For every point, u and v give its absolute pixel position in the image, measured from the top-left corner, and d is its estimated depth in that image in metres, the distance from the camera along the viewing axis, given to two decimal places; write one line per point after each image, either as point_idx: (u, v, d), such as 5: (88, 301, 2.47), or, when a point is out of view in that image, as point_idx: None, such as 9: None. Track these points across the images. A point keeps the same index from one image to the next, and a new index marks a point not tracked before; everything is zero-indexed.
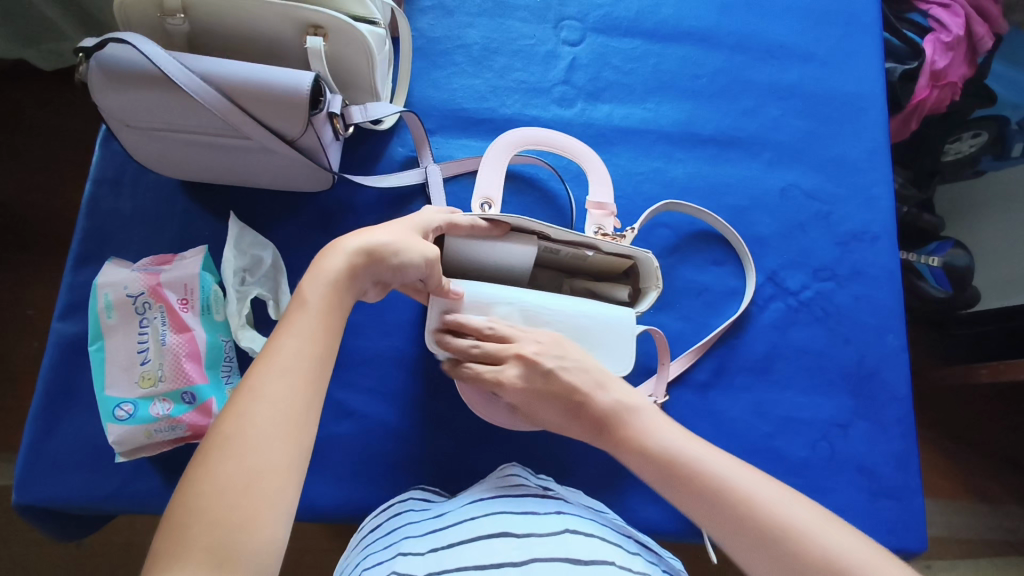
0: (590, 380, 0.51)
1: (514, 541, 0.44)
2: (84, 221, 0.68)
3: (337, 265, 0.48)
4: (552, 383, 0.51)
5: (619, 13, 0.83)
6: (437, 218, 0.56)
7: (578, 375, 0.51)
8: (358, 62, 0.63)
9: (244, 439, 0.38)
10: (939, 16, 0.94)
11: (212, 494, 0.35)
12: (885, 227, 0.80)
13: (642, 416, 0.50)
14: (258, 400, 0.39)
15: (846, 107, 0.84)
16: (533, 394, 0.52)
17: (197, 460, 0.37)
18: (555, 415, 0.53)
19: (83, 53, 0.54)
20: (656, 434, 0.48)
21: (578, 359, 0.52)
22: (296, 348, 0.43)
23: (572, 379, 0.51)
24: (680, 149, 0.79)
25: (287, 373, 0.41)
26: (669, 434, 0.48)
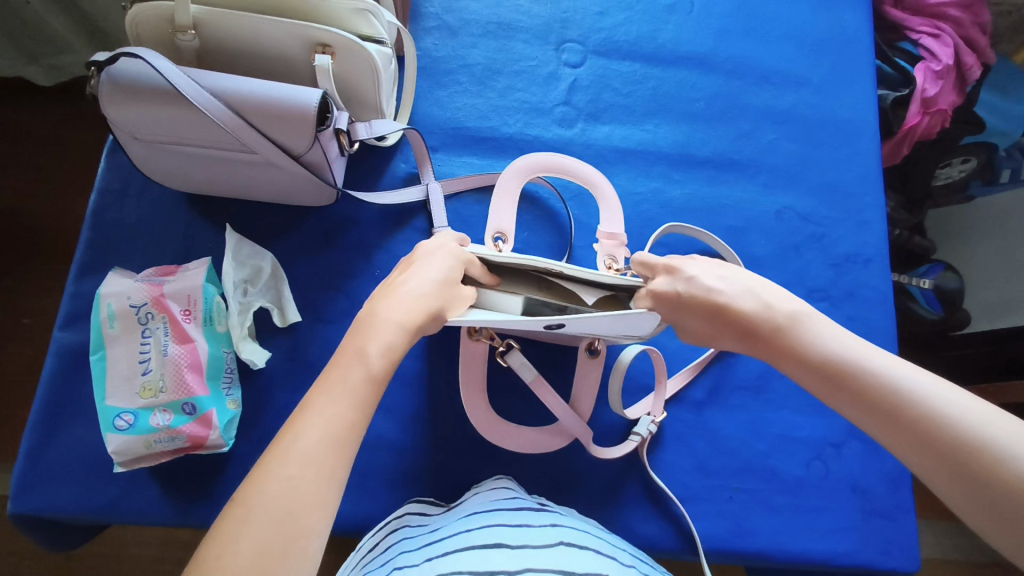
0: (738, 287, 0.55)
1: (507, 551, 0.44)
2: (88, 232, 0.69)
3: (396, 338, 0.47)
4: (693, 289, 0.56)
5: (619, 36, 0.85)
6: (464, 257, 0.57)
7: (722, 284, 0.55)
8: (365, 80, 0.64)
9: (283, 498, 0.37)
10: (928, 45, 0.96)
11: (251, 550, 0.35)
12: (877, 249, 0.82)
13: (806, 326, 0.52)
14: (299, 461, 0.39)
15: (840, 131, 0.86)
16: (676, 301, 0.57)
17: (238, 513, 0.36)
18: (699, 325, 0.56)
19: (96, 67, 0.56)
20: (818, 338, 0.50)
21: (722, 273, 0.56)
22: (338, 413, 0.41)
23: (706, 287, 0.56)
24: (677, 171, 0.80)
25: (329, 435, 0.40)
26: (839, 340, 0.50)
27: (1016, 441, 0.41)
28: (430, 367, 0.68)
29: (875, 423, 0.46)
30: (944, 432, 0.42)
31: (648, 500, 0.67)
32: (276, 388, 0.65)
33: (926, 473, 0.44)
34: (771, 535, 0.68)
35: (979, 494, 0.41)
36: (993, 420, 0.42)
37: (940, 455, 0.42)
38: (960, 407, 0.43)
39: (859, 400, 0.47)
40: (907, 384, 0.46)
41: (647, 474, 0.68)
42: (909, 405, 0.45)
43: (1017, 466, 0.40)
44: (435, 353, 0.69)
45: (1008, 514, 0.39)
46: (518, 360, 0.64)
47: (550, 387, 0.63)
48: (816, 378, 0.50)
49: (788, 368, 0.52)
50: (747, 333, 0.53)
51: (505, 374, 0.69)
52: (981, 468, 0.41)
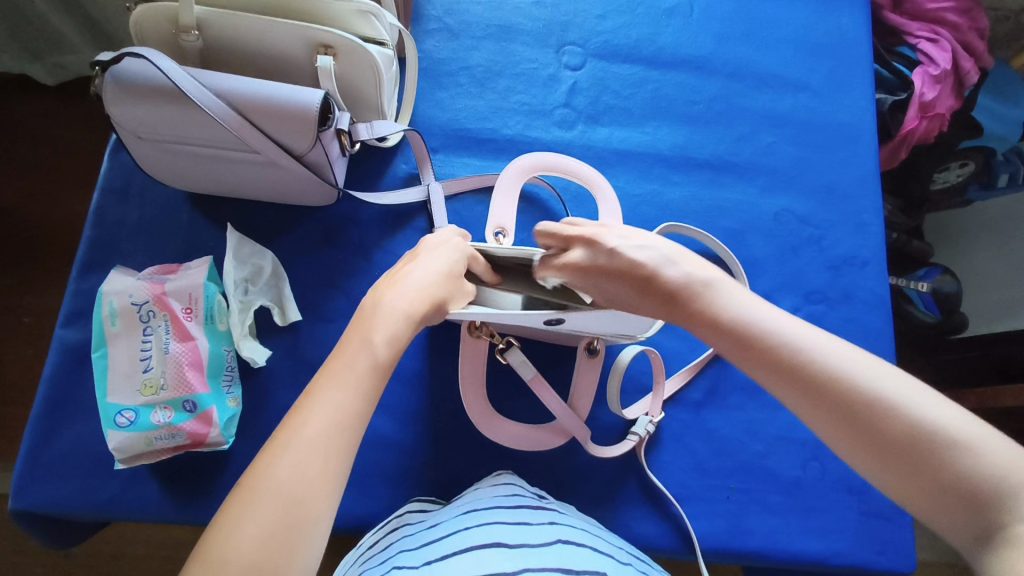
0: (655, 256, 0.53)
1: (505, 550, 0.45)
2: (91, 231, 0.69)
3: (398, 329, 0.47)
4: (617, 260, 0.54)
5: (619, 39, 0.85)
6: (466, 250, 0.57)
7: (639, 254, 0.53)
8: (366, 80, 0.64)
9: (286, 484, 0.37)
10: (926, 50, 0.96)
11: (255, 535, 0.35)
12: (874, 252, 0.82)
13: (716, 291, 0.50)
14: (306, 447, 0.39)
15: (838, 135, 0.86)
16: (599, 267, 0.54)
17: (244, 497, 0.37)
18: (618, 294, 0.54)
19: (100, 67, 0.56)
20: (726, 304, 0.49)
21: (640, 241, 0.54)
22: (341, 401, 0.42)
23: (630, 258, 0.53)
24: (676, 173, 0.81)
25: (332, 423, 0.41)
26: (746, 304, 0.49)
27: (914, 398, 0.40)
28: (430, 366, 0.69)
29: (783, 387, 0.44)
30: (850, 395, 0.41)
31: (645, 499, 0.68)
32: (276, 387, 0.66)
33: (829, 436, 0.42)
34: (767, 535, 0.68)
35: (882, 450, 0.40)
36: (891, 379, 0.41)
37: (847, 418, 0.41)
38: (862, 369, 0.42)
39: (768, 363, 0.45)
40: (811, 346, 0.44)
41: (644, 474, 0.68)
42: (814, 365, 0.43)
43: (915, 421, 0.39)
44: (435, 352, 0.69)
45: (909, 468, 0.39)
46: (518, 359, 0.64)
47: (545, 382, 0.64)
48: (727, 341, 0.48)
49: (700, 333, 0.50)
50: (668, 301, 0.51)
51: (504, 373, 0.70)
52: (884, 426, 0.40)
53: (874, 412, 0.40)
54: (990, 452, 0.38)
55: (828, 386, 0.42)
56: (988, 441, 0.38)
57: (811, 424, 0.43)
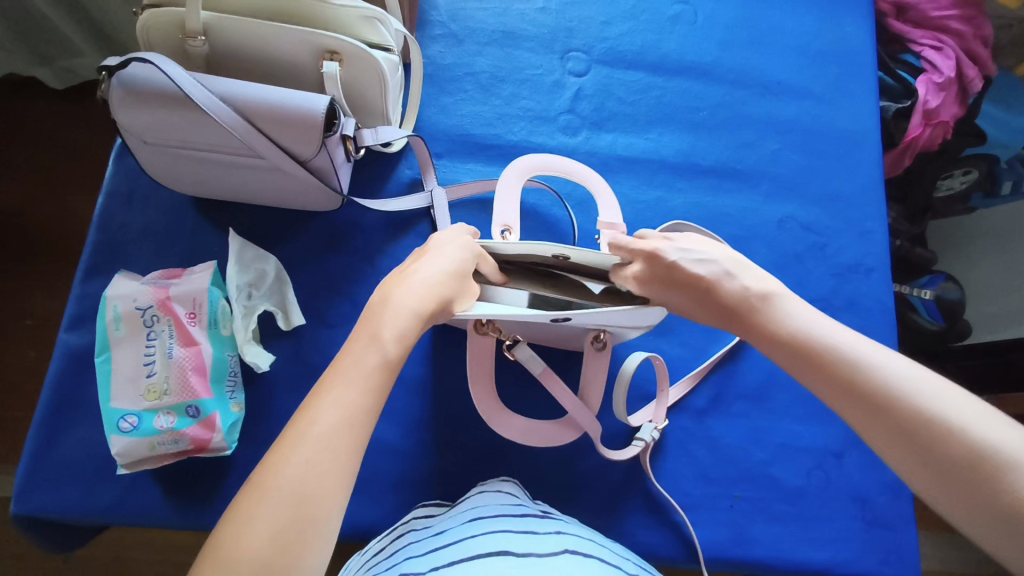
0: (717, 269, 0.55)
1: (514, 558, 0.44)
2: (95, 234, 0.69)
3: (408, 326, 0.47)
4: (680, 271, 0.55)
5: (624, 46, 0.85)
6: (476, 250, 0.56)
7: (701, 266, 0.55)
8: (372, 86, 0.65)
9: (296, 482, 0.37)
10: (931, 57, 0.96)
11: (264, 535, 0.36)
12: (879, 260, 0.82)
13: (778, 305, 0.52)
14: (316, 446, 0.39)
15: (842, 142, 0.86)
16: (663, 280, 0.56)
17: (255, 494, 0.37)
18: (680, 304, 0.56)
19: (106, 72, 0.56)
20: (789, 318, 0.51)
21: (697, 251, 0.56)
22: (350, 400, 0.41)
23: (692, 270, 0.55)
24: (680, 180, 0.81)
25: (340, 423, 0.40)
26: (809, 319, 0.51)
27: (967, 417, 0.42)
28: (434, 372, 0.69)
29: (840, 399, 0.47)
30: (911, 411, 0.43)
31: (649, 507, 0.67)
32: (279, 393, 0.66)
33: (882, 448, 0.45)
34: (771, 544, 0.68)
35: (934, 466, 0.42)
36: (952, 400, 0.43)
37: (904, 433, 0.43)
38: (924, 387, 0.44)
39: (825, 375, 0.48)
40: (874, 361, 0.46)
41: (648, 483, 0.68)
42: (876, 380, 0.45)
43: (968, 440, 0.41)
44: (439, 358, 0.69)
45: (961, 484, 0.41)
46: (526, 354, 0.64)
47: (556, 377, 0.64)
48: (787, 354, 0.50)
49: (761, 345, 0.52)
50: (727, 313, 0.54)
51: (507, 379, 0.70)
52: (937, 443, 0.42)
53: (933, 431, 0.42)
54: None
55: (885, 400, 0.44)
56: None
57: (868, 437, 0.46)
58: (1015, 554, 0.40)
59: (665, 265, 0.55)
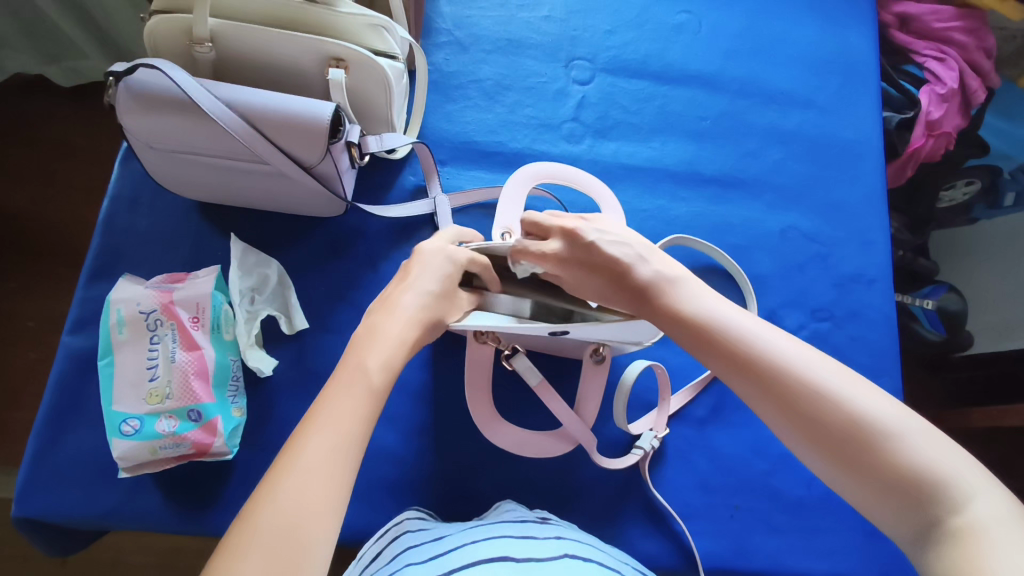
0: (631, 253, 0.54)
1: (511, 564, 0.44)
2: (99, 238, 0.70)
3: (394, 352, 0.48)
4: (598, 252, 0.54)
5: (628, 55, 0.86)
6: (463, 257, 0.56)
7: (617, 249, 0.54)
8: (377, 93, 0.65)
9: (296, 493, 0.38)
10: (934, 69, 0.96)
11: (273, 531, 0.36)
12: (881, 270, 0.82)
13: (679, 287, 0.52)
14: (324, 448, 0.40)
15: (845, 152, 0.86)
16: (580, 261, 0.54)
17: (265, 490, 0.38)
18: (596, 288, 0.55)
19: (113, 77, 0.57)
20: (688, 300, 0.51)
21: (615, 233, 0.55)
22: (354, 407, 0.43)
23: (611, 251, 0.54)
24: (683, 189, 0.81)
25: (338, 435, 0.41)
26: (706, 301, 0.50)
27: (849, 390, 0.43)
28: (435, 379, 0.69)
29: (737, 380, 0.47)
30: (797, 390, 0.43)
31: (649, 516, 0.67)
32: (281, 398, 0.66)
33: (773, 423, 0.45)
34: (771, 555, 0.67)
35: (817, 437, 0.42)
36: (838, 375, 0.43)
37: (793, 413, 0.43)
38: (808, 366, 0.44)
39: (721, 354, 0.47)
40: (764, 343, 0.46)
41: (648, 492, 0.68)
42: (764, 362, 0.45)
43: (848, 412, 0.42)
44: (441, 365, 0.69)
45: (842, 455, 0.41)
46: (524, 364, 0.63)
47: (549, 387, 0.63)
48: (684, 334, 0.50)
49: (663, 327, 0.52)
50: (637, 298, 0.53)
51: (509, 387, 0.70)
52: (821, 417, 0.42)
53: (819, 409, 0.42)
54: (917, 443, 0.40)
55: (772, 377, 0.44)
56: (917, 433, 0.40)
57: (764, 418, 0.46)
58: (901, 525, 0.40)
59: (582, 245, 0.54)
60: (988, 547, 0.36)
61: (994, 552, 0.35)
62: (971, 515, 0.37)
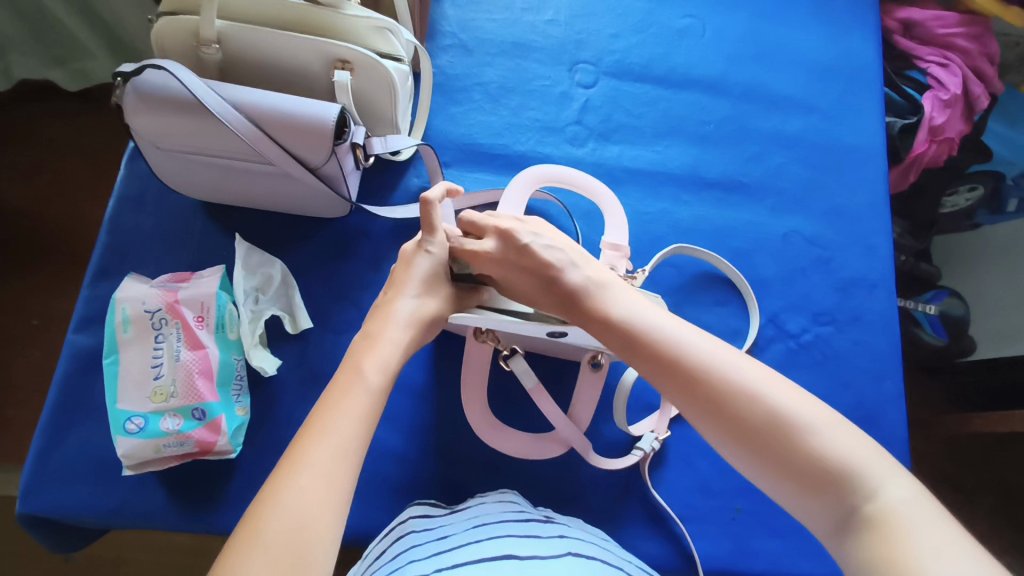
0: (563, 258, 0.55)
1: (516, 562, 0.44)
2: (105, 237, 0.70)
3: (390, 356, 0.49)
4: (527, 255, 0.55)
5: (631, 59, 0.86)
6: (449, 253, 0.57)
7: (553, 253, 0.55)
8: (382, 95, 0.65)
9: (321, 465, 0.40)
10: (937, 74, 0.96)
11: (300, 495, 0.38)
12: (883, 275, 0.82)
13: (608, 291, 0.52)
14: (348, 424, 0.43)
15: (847, 157, 0.87)
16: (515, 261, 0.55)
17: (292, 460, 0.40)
18: (528, 289, 0.55)
19: (122, 78, 0.57)
20: (617, 303, 0.51)
21: (551, 240, 0.56)
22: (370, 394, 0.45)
23: (544, 253, 0.55)
24: (686, 192, 0.81)
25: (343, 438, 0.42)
26: (632, 303, 0.51)
27: (768, 385, 0.43)
28: (438, 379, 0.69)
29: (662, 382, 0.46)
30: (720, 390, 0.44)
31: (649, 519, 0.67)
32: (285, 397, 0.66)
33: (698, 421, 0.45)
34: (772, 558, 0.67)
35: (738, 434, 0.43)
36: (755, 372, 0.44)
37: (717, 413, 0.43)
38: (727, 366, 0.44)
39: (647, 356, 0.47)
40: (683, 343, 0.46)
41: (648, 494, 0.68)
42: (685, 363, 0.45)
43: (768, 407, 0.42)
44: (443, 365, 0.69)
45: (764, 449, 0.42)
46: (521, 366, 0.64)
47: (544, 390, 0.63)
48: (612, 336, 0.50)
49: (591, 330, 0.52)
50: (566, 301, 0.53)
51: (511, 387, 0.70)
52: (744, 414, 0.42)
53: (740, 406, 0.43)
54: (831, 436, 0.41)
55: (695, 376, 0.45)
56: (831, 425, 0.41)
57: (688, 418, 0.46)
58: (821, 517, 0.41)
59: (516, 247, 0.55)
60: (905, 532, 0.37)
61: (911, 536, 0.36)
62: (884, 502, 0.38)
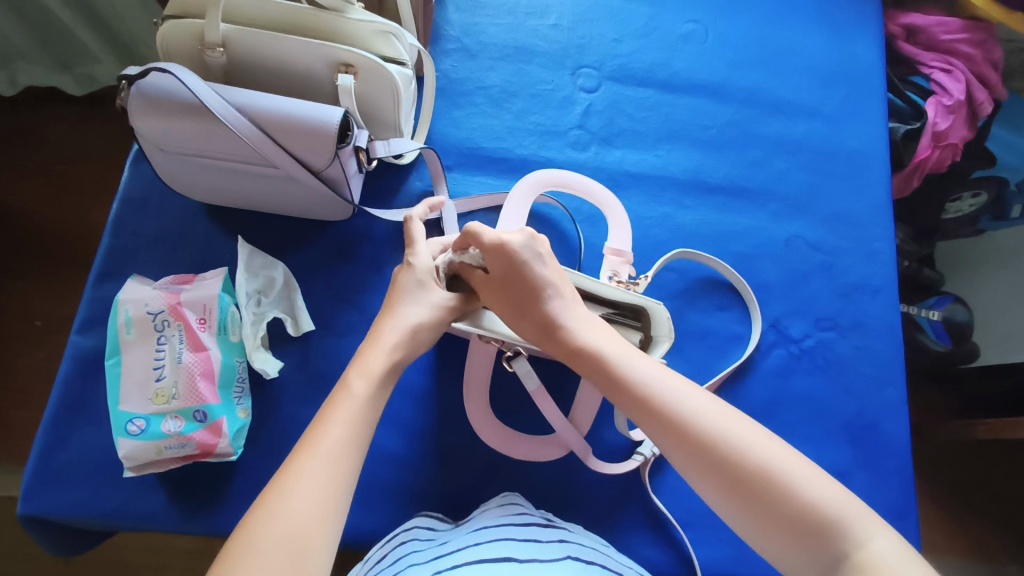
0: (556, 283, 0.54)
1: (515, 565, 0.45)
2: (109, 239, 0.70)
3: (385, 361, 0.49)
4: (524, 272, 0.54)
5: (634, 63, 0.86)
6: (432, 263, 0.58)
7: (547, 272, 0.54)
8: (385, 99, 0.66)
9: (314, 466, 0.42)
10: (940, 80, 0.96)
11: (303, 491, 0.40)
12: (886, 280, 0.82)
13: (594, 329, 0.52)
14: (340, 429, 0.44)
15: (850, 162, 0.86)
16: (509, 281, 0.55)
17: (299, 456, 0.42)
18: (517, 311, 0.55)
19: (126, 81, 0.58)
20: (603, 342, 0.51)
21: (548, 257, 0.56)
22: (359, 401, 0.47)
23: (538, 275, 0.54)
24: (688, 197, 0.81)
25: (336, 449, 0.43)
26: (619, 345, 0.51)
27: (754, 437, 0.44)
28: (439, 382, 0.69)
29: (652, 426, 0.46)
30: (708, 436, 0.44)
31: (650, 523, 0.67)
32: (286, 399, 0.66)
33: (686, 470, 0.45)
34: (773, 564, 0.67)
35: (727, 483, 0.43)
36: (743, 425, 0.44)
37: (704, 459, 0.44)
38: (714, 413, 0.45)
39: (634, 401, 0.47)
40: (671, 388, 0.47)
41: (649, 499, 0.68)
42: (670, 409, 0.46)
43: (755, 458, 0.43)
44: (444, 368, 0.69)
45: (752, 500, 0.42)
46: (523, 368, 0.63)
47: (546, 392, 0.63)
48: (598, 376, 0.50)
49: (578, 367, 0.51)
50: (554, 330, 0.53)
51: (513, 390, 0.70)
52: (732, 464, 0.43)
53: (727, 454, 0.43)
54: (818, 486, 0.41)
55: (682, 424, 0.45)
56: (817, 475, 0.42)
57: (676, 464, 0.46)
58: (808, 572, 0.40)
59: (516, 266, 0.54)
60: None
61: None
62: (871, 553, 0.38)
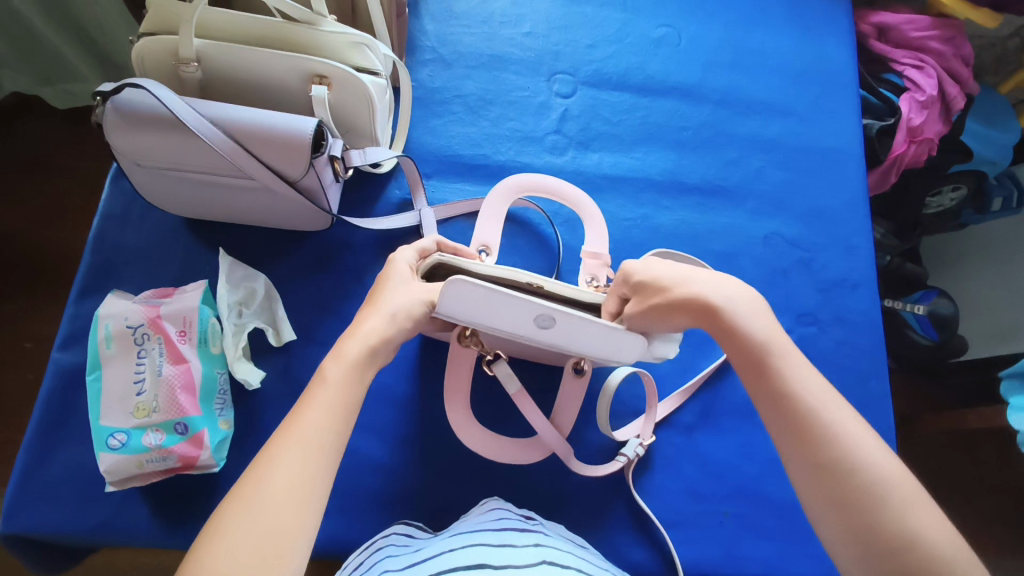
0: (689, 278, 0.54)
1: (489, 570, 0.44)
2: (89, 256, 0.71)
3: (354, 367, 0.49)
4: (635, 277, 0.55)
5: (609, 68, 0.87)
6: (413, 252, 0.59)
7: (670, 273, 0.54)
8: (360, 109, 0.66)
9: (295, 447, 0.44)
10: (913, 77, 0.97)
11: (281, 470, 0.43)
12: (865, 274, 0.82)
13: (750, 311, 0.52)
14: (315, 426, 0.46)
15: (825, 159, 0.88)
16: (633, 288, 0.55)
17: (283, 435, 0.45)
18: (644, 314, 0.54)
19: (101, 97, 0.58)
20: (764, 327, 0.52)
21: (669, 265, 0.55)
22: (329, 402, 0.47)
23: (659, 275, 0.54)
24: (666, 198, 0.82)
25: (310, 442, 0.45)
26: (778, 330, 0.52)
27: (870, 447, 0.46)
28: (422, 389, 0.69)
29: (782, 413, 0.49)
30: (820, 426, 0.47)
31: (636, 524, 0.67)
32: (268, 410, 0.66)
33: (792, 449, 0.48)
34: (763, 561, 0.67)
35: (824, 471, 0.46)
36: (870, 438, 0.46)
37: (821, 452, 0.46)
38: (848, 419, 0.48)
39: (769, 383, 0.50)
40: (810, 391, 0.49)
41: (634, 498, 0.68)
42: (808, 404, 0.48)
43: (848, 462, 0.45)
44: (427, 375, 0.70)
45: (832, 491, 0.45)
46: (504, 371, 0.64)
47: (529, 398, 0.63)
48: (744, 358, 0.51)
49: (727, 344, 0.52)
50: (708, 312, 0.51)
51: (495, 395, 0.70)
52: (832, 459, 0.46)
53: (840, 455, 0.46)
54: (911, 497, 0.44)
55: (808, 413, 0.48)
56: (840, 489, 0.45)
57: (783, 442, 0.49)
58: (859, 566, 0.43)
59: (643, 280, 0.54)
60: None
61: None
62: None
